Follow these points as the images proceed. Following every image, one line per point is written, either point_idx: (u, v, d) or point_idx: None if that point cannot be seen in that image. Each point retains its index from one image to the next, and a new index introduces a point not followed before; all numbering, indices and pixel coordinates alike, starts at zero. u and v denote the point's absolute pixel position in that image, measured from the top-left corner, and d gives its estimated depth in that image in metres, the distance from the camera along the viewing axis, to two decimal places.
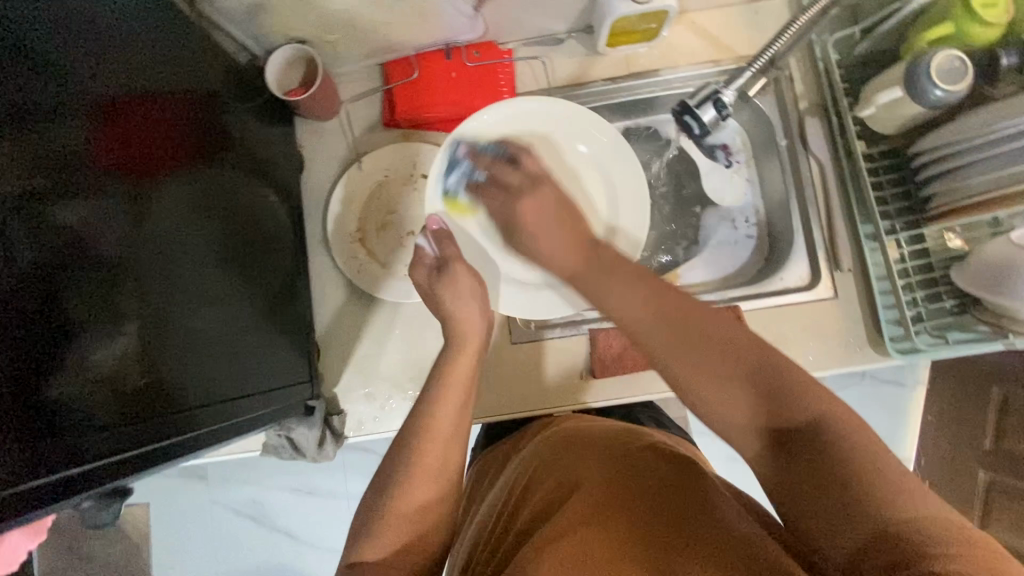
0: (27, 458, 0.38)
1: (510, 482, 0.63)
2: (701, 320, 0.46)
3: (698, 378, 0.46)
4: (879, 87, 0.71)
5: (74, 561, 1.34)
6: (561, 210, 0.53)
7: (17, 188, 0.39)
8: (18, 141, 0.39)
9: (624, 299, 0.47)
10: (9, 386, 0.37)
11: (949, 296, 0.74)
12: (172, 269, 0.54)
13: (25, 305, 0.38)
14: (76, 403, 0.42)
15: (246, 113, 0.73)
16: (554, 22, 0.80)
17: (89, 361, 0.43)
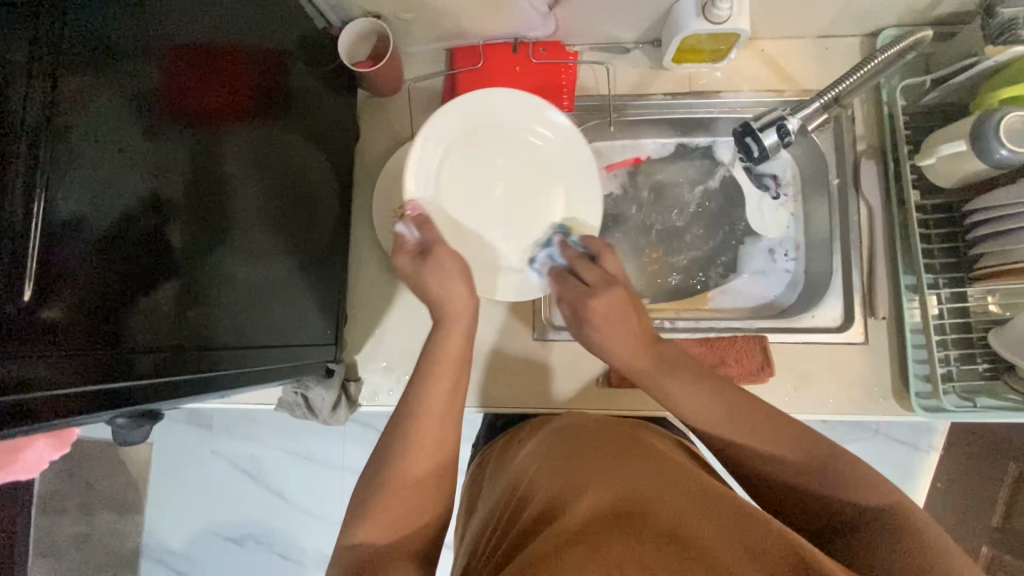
0: (82, 364, 0.38)
1: (516, 470, 0.62)
2: (770, 413, 0.57)
3: (757, 457, 0.56)
4: (944, 138, 0.69)
5: (75, 486, 1.38)
6: (632, 314, 0.65)
7: (100, 111, 0.41)
8: (104, 67, 0.41)
9: (693, 399, 0.59)
10: (70, 292, 0.38)
11: (983, 360, 0.73)
12: (226, 212, 0.55)
13: (94, 219, 0.40)
14: (131, 321, 0.43)
15: (313, 76, 0.75)
16: (624, 31, 0.81)
17: (146, 282, 0.44)
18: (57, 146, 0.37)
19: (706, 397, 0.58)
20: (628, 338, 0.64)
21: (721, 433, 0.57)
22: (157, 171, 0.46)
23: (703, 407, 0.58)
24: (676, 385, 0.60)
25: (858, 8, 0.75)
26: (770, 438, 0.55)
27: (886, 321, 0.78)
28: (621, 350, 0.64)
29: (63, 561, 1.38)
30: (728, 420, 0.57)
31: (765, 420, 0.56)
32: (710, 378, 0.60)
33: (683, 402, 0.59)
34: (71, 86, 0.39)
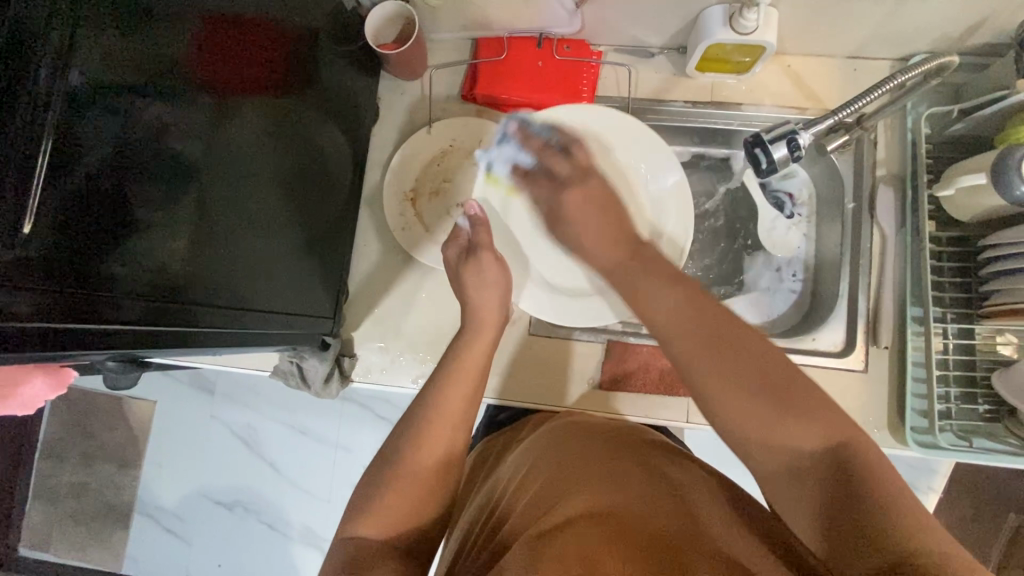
0: (68, 302, 0.39)
1: (509, 470, 0.61)
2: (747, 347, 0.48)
3: (726, 390, 0.48)
4: (965, 170, 0.68)
5: (76, 435, 1.42)
6: (602, 199, 0.63)
7: (119, 69, 0.42)
8: (129, 28, 0.42)
9: (662, 303, 0.53)
10: (60, 233, 0.38)
11: (985, 400, 0.71)
12: (236, 180, 0.56)
13: (99, 168, 0.41)
14: (123, 269, 0.43)
15: (338, 54, 0.76)
16: (649, 35, 0.80)
17: (143, 236, 0.45)
18: (72, 96, 0.39)
19: (680, 297, 0.53)
20: (604, 230, 0.61)
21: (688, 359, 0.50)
22: (171, 131, 0.47)
23: (682, 325, 0.51)
24: (649, 287, 0.55)
25: (890, 31, 0.74)
26: (730, 351, 0.48)
27: (888, 351, 0.76)
28: (585, 236, 0.63)
29: (58, 507, 1.42)
30: (721, 362, 0.48)
31: (722, 336, 0.49)
32: (693, 292, 0.53)
33: (664, 312, 0.52)
34: (93, 42, 0.40)
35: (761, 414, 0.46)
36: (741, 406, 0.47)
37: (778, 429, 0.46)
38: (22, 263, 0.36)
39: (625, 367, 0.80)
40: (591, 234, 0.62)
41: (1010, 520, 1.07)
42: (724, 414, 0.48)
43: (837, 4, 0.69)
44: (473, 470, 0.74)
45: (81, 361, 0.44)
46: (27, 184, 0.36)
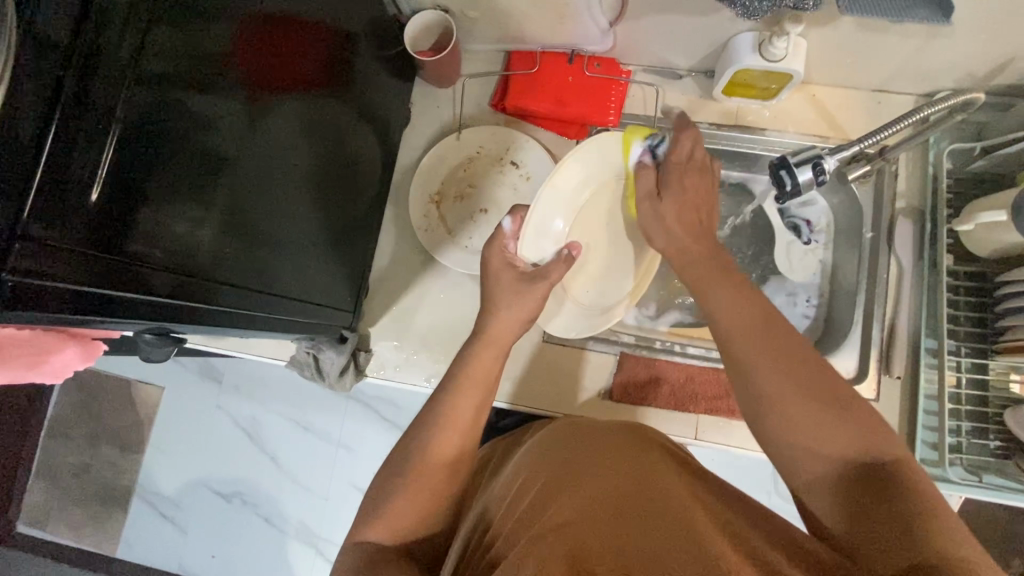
0: (103, 272, 0.40)
1: (514, 468, 0.61)
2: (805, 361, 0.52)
3: (782, 405, 0.51)
4: (983, 207, 0.69)
5: (84, 415, 1.44)
6: (705, 205, 0.69)
7: (171, 59, 0.43)
8: (183, 21, 0.44)
9: (733, 305, 0.58)
10: (101, 205, 0.39)
11: (995, 436, 0.71)
12: (268, 169, 0.58)
13: (143, 148, 0.42)
14: (156, 245, 0.45)
15: (376, 58, 0.78)
16: (679, 58, 0.83)
17: (176, 216, 0.46)
18: (125, 76, 0.40)
19: (735, 298, 0.58)
20: (684, 214, 0.67)
21: (745, 341, 0.55)
22: (213, 120, 0.49)
23: (749, 333, 0.55)
24: (724, 296, 0.59)
25: (916, 67, 0.75)
26: (796, 368, 0.52)
27: (900, 381, 0.76)
28: (671, 223, 0.67)
29: (60, 486, 1.43)
30: (783, 360, 0.52)
31: (791, 353, 0.53)
32: (754, 293, 0.59)
33: (724, 307, 0.58)
34: (158, 34, 0.42)
35: (803, 407, 0.50)
36: (791, 399, 0.51)
37: (809, 428, 0.50)
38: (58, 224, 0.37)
39: (636, 379, 0.81)
40: (673, 210, 0.67)
41: (1015, 568, 1.06)
42: (770, 399, 0.51)
43: (866, 38, 0.71)
44: (479, 470, 0.74)
45: (108, 327, 0.45)
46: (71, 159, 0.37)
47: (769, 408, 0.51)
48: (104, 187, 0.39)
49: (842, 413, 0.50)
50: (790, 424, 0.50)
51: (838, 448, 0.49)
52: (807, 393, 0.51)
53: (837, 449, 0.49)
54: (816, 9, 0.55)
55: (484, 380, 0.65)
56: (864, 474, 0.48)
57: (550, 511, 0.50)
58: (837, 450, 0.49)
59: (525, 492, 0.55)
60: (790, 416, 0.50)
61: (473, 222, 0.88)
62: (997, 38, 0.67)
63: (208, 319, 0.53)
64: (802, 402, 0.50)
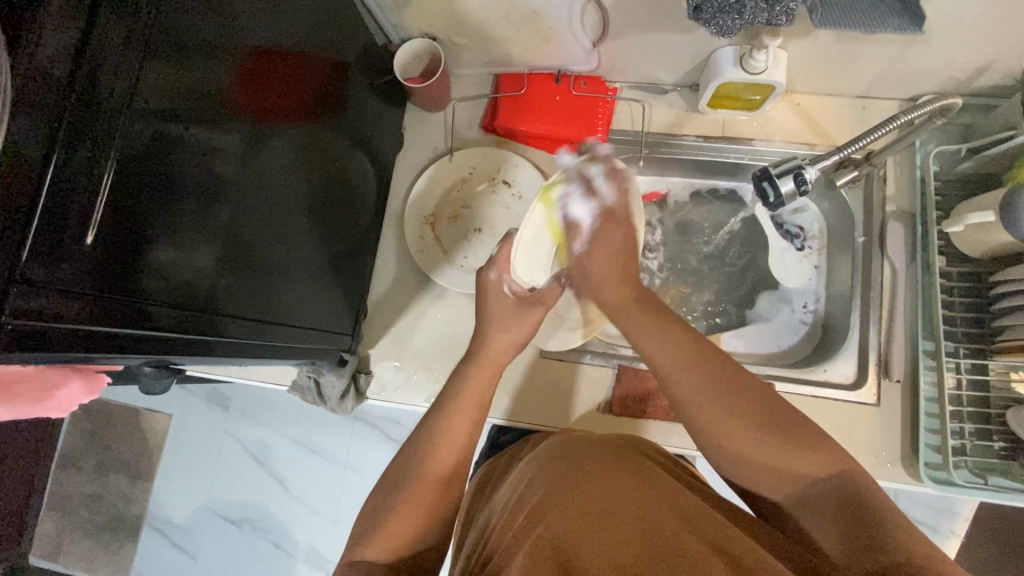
0: (103, 308, 0.41)
1: (510, 488, 0.62)
2: (741, 378, 0.54)
3: (730, 436, 0.52)
4: (973, 208, 0.69)
5: (94, 445, 1.45)
6: (622, 256, 0.66)
7: (166, 101, 0.45)
8: (177, 66, 0.46)
9: (664, 347, 0.57)
10: (103, 244, 0.41)
11: (1000, 438, 0.70)
12: (265, 200, 0.60)
13: (142, 188, 0.44)
14: (158, 280, 0.46)
15: (367, 86, 0.80)
16: (663, 73, 0.84)
17: (176, 251, 0.48)
18: (123, 121, 0.42)
19: (670, 335, 0.57)
20: (613, 268, 0.65)
21: (680, 381, 0.54)
22: (208, 156, 0.50)
23: (690, 378, 0.54)
24: (655, 334, 0.58)
25: (897, 73, 0.76)
26: (735, 394, 0.52)
27: (901, 384, 0.76)
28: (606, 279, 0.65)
29: (70, 516, 1.44)
30: (713, 387, 0.53)
31: (726, 377, 0.53)
32: (685, 331, 0.58)
33: (656, 349, 0.57)
34: (152, 73, 0.44)
35: (761, 443, 0.50)
36: (744, 432, 0.51)
37: (777, 458, 0.50)
38: (60, 268, 0.38)
39: (636, 392, 0.81)
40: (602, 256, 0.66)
41: None
42: (718, 429, 0.52)
43: (845, 48, 0.73)
44: (479, 489, 0.74)
45: (113, 362, 0.46)
46: (74, 203, 0.39)
47: (720, 442, 0.52)
48: (105, 229, 0.41)
49: (798, 438, 0.51)
50: (745, 458, 0.51)
51: (811, 468, 0.50)
52: (758, 421, 0.51)
53: (809, 469, 0.50)
54: (789, 24, 0.57)
55: (480, 400, 0.66)
56: (846, 496, 0.49)
57: (544, 526, 0.50)
58: (810, 472, 0.50)
59: (518, 513, 0.55)
60: (753, 454, 0.51)
61: (467, 241, 0.89)
62: (974, 42, 0.68)
63: (211, 349, 0.54)
64: (752, 435, 0.51)
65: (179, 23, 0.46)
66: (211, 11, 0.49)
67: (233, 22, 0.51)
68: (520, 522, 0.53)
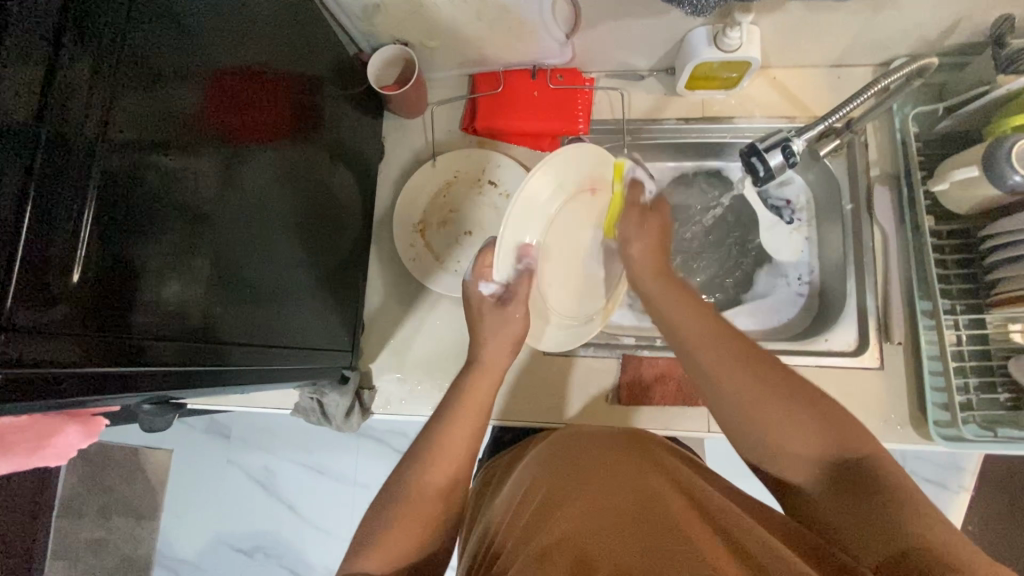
0: (95, 348, 0.40)
1: (514, 485, 0.61)
2: (760, 358, 0.56)
3: (747, 412, 0.54)
4: (956, 164, 0.70)
5: (94, 490, 1.42)
6: (655, 237, 0.73)
7: (139, 128, 0.44)
8: (146, 92, 0.45)
9: (684, 316, 0.63)
10: (87, 283, 0.39)
11: (1005, 389, 0.70)
12: (249, 222, 0.58)
13: (124, 222, 0.42)
14: (146, 314, 0.45)
15: (343, 98, 0.79)
16: (639, 59, 0.84)
17: (163, 283, 0.47)
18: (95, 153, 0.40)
19: (692, 308, 0.64)
20: (654, 248, 0.72)
21: (704, 350, 0.59)
22: (186, 182, 0.49)
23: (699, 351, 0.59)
24: (679, 311, 0.64)
25: (870, 39, 0.77)
26: (755, 368, 0.56)
27: (902, 346, 0.76)
28: (641, 258, 0.72)
29: (78, 565, 1.41)
30: (734, 361, 0.56)
31: (750, 355, 0.57)
32: (703, 308, 0.64)
33: (679, 317, 0.64)
34: (122, 102, 0.42)
35: (772, 415, 0.53)
36: (760, 402, 0.53)
37: (784, 437, 0.52)
38: (49, 312, 0.37)
39: (642, 380, 0.81)
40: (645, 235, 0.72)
41: None
42: (730, 395, 0.55)
43: (817, 18, 0.73)
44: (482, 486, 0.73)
45: (109, 403, 0.45)
46: (56, 243, 0.38)
47: (740, 410, 0.54)
48: (89, 267, 0.39)
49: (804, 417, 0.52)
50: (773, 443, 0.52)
51: (813, 449, 0.51)
52: (780, 403, 0.53)
53: (811, 450, 0.51)
54: None
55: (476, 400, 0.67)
56: (846, 472, 0.49)
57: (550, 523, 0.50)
58: (811, 453, 0.51)
59: (525, 506, 0.54)
60: (777, 432, 0.52)
61: (459, 245, 0.88)
62: (942, 2, 0.68)
63: (209, 380, 0.53)
64: (776, 411, 0.52)
65: (143, 47, 0.44)
66: (176, 33, 0.47)
67: (200, 43, 0.50)
68: (530, 519, 0.52)
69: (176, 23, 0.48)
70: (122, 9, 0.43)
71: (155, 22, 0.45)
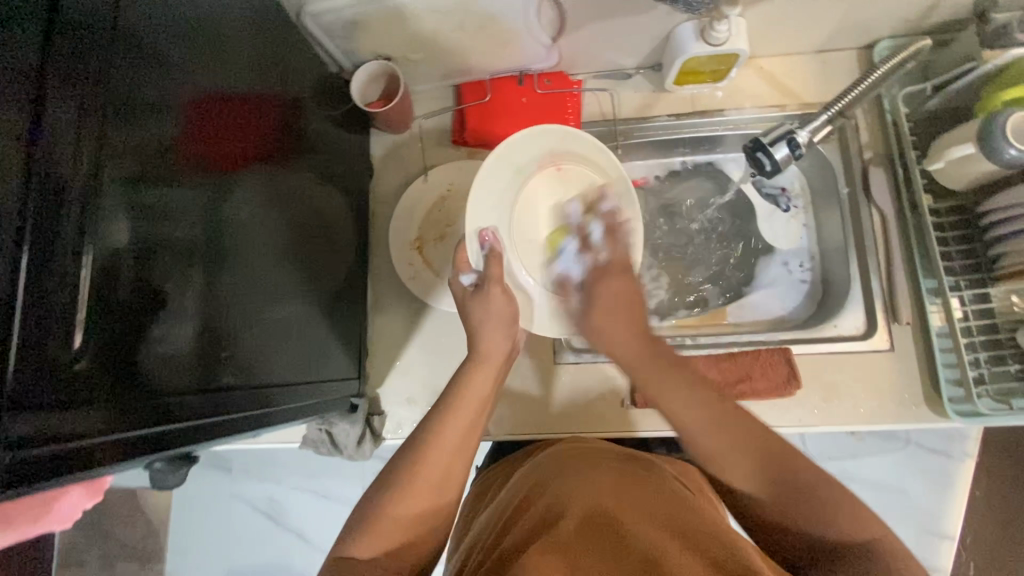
0: (94, 414, 0.37)
1: (518, 483, 0.60)
2: (742, 420, 0.52)
3: (721, 460, 0.52)
4: (950, 142, 0.70)
5: (95, 536, 1.37)
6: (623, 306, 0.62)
7: (125, 168, 0.41)
8: (131, 129, 0.42)
9: (678, 404, 0.54)
10: (84, 341, 0.37)
11: (1015, 360, 0.71)
12: (242, 257, 0.56)
13: (118, 273, 0.40)
14: (146, 368, 0.42)
15: (328, 119, 0.77)
16: (626, 58, 0.83)
17: (161, 331, 0.44)
18: (83, 200, 0.38)
19: (686, 398, 0.54)
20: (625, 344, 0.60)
21: (691, 425, 0.53)
22: (175, 222, 0.46)
23: (623, 329, 0.61)
24: (660, 384, 0.56)
25: (855, 21, 0.77)
26: (738, 434, 0.52)
27: (910, 326, 0.77)
28: (614, 337, 0.61)
29: None
30: (719, 439, 0.52)
31: (728, 418, 0.52)
32: (700, 388, 0.54)
33: (676, 409, 0.54)
34: (108, 141, 0.40)
35: (743, 471, 0.52)
36: (740, 474, 0.52)
37: (756, 491, 0.52)
38: (49, 379, 0.34)
39: None
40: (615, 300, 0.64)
41: None
42: (718, 461, 0.52)
43: (802, 5, 0.73)
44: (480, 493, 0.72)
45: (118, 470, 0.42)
46: (52, 304, 0.35)
47: (718, 470, 0.53)
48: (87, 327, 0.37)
49: (786, 484, 0.50)
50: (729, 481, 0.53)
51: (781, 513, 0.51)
52: (751, 464, 0.51)
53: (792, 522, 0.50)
54: None
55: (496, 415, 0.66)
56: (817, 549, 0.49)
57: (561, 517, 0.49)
58: (801, 525, 0.50)
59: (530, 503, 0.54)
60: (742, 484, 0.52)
61: (458, 259, 0.86)
62: None
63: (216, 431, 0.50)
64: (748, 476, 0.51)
65: (123, 81, 0.42)
66: (155, 63, 0.45)
67: (179, 71, 0.48)
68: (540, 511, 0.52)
69: (153, 52, 0.45)
70: (104, 40, 0.41)
71: (133, 52, 0.43)
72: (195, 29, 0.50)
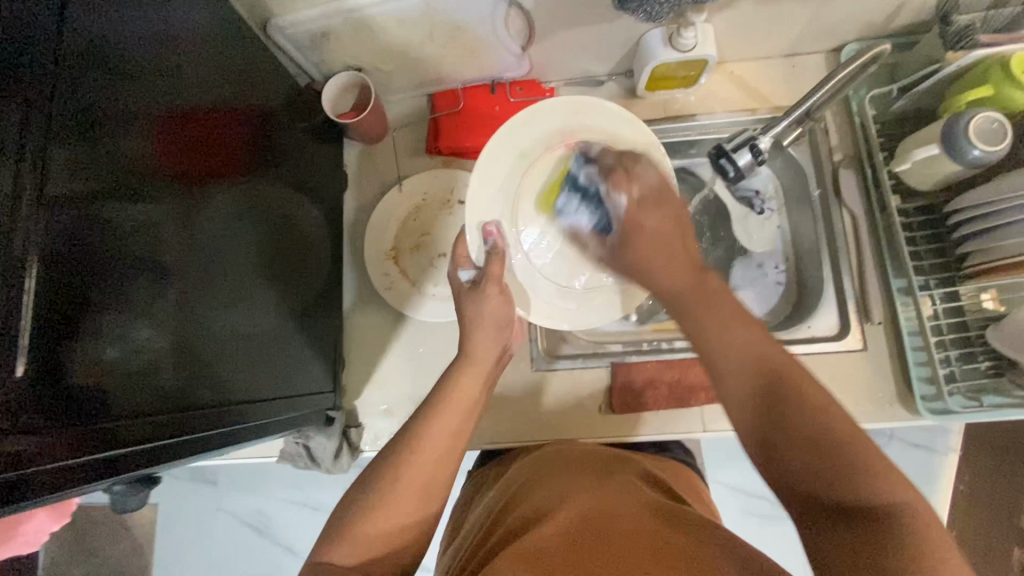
0: (53, 439, 0.36)
1: (505, 491, 0.61)
2: (785, 370, 0.45)
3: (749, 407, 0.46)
4: (915, 144, 0.71)
5: (77, 554, 1.34)
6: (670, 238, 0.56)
7: (88, 184, 0.40)
8: (94, 145, 0.41)
9: (724, 334, 0.49)
10: (44, 363, 0.36)
11: (985, 357, 0.71)
12: (212, 270, 0.55)
13: (83, 292, 0.39)
14: (112, 388, 0.41)
15: (300, 131, 0.76)
16: (597, 65, 0.84)
17: (129, 349, 0.43)
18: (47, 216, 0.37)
19: (731, 317, 0.49)
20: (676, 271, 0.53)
21: (727, 362, 0.48)
22: (143, 237, 0.46)
23: (671, 268, 0.54)
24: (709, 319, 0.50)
25: (821, 26, 0.78)
26: (780, 394, 0.45)
27: (882, 325, 0.77)
28: (654, 264, 0.55)
29: None
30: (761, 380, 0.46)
31: (771, 368, 0.46)
32: (750, 322, 0.49)
33: (715, 332, 0.49)
34: (70, 157, 0.39)
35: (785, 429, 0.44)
36: (780, 422, 0.44)
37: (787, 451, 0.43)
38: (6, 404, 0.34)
39: (633, 386, 0.80)
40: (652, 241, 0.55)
41: None
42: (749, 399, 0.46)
43: (768, 11, 0.73)
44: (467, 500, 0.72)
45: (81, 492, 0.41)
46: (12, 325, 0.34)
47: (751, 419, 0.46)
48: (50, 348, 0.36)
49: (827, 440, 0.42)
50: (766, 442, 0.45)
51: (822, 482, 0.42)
52: (793, 417, 0.44)
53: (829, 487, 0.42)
54: None
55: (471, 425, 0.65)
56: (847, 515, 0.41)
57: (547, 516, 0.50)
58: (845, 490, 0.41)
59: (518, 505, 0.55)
60: (778, 441, 0.44)
61: (434, 268, 0.86)
62: None
63: (185, 449, 0.50)
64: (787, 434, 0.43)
65: (86, 94, 0.41)
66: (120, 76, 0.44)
67: (144, 84, 0.47)
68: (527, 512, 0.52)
69: (117, 64, 0.44)
70: (47, 49, 0.39)
71: (97, 66, 0.42)
72: (162, 41, 0.49)
